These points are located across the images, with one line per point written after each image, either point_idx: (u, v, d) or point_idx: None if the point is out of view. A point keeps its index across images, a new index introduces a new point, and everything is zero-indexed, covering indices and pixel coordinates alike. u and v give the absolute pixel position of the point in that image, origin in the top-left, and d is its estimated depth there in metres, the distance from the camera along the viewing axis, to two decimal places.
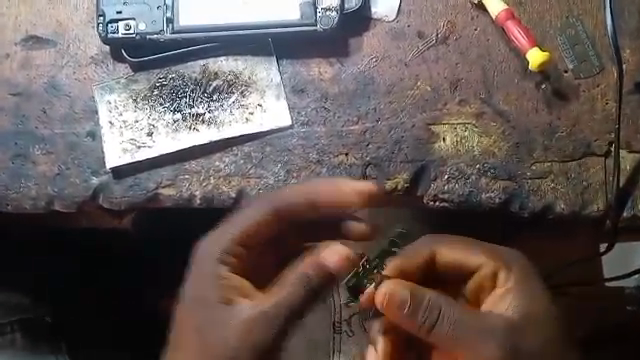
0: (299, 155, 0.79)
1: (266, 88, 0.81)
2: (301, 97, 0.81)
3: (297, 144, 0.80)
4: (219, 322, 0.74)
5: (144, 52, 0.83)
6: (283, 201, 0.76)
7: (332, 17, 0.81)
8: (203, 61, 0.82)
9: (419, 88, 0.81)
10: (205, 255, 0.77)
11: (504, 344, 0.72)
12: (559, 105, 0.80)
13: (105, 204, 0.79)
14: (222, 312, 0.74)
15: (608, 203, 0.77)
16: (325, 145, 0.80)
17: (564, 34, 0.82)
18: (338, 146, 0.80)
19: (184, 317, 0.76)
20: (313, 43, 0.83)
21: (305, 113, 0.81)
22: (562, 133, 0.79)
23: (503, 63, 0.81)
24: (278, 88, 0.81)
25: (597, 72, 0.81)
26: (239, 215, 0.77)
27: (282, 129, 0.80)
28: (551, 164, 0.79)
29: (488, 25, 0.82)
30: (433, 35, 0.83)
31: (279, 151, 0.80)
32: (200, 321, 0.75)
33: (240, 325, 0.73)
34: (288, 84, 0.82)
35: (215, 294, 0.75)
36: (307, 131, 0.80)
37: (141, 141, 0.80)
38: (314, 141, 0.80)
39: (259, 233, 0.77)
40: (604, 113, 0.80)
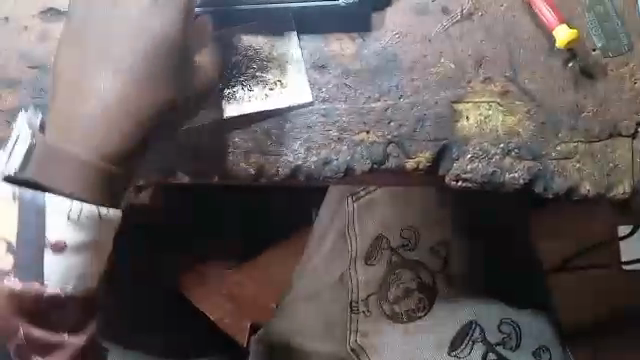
0: (320, 132, 0.79)
1: (286, 64, 0.80)
2: (321, 73, 0.80)
3: (318, 121, 0.79)
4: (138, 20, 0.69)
5: None
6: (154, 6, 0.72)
7: None
8: (217, 34, 0.79)
9: (443, 65, 0.79)
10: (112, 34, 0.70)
11: None
12: (586, 84, 0.78)
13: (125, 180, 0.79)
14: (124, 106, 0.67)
15: (634, 186, 0.78)
16: (346, 122, 0.78)
17: (592, 11, 0.79)
18: (359, 124, 0.78)
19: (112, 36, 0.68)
20: (333, 20, 0.81)
21: (326, 90, 0.79)
22: (589, 113, 0.77)
23: (529, 40, 0.79)
24: (299, 64, 0.80)
25: (625, 51, 0.78)
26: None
27: (302, 105, 0.79)
28: (576, 145, 0.78)
29: (514, 2, 0.80)
30: (458, 11, 0.80)
31: (299, 128, 0.79)
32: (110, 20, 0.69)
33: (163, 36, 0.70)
34: (308, 60, 0.80)
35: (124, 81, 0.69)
36: (328, 108, 0.79)
37: None
38: (335, 118, 0.79)
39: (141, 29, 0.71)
40: (632, 93, 0.78)
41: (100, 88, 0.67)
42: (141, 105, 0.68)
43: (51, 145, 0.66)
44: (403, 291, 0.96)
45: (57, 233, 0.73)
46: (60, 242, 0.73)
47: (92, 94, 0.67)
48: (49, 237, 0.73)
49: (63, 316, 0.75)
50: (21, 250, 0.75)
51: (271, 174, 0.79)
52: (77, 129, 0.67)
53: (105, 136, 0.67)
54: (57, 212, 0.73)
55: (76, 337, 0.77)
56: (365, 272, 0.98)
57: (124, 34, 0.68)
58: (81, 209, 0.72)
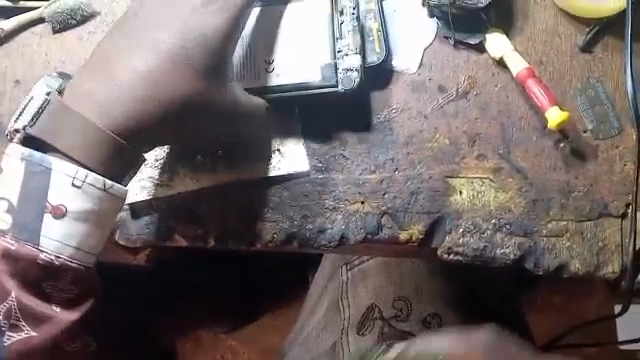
0: (316, 200, 0.80)
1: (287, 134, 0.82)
2: (321, 144, 0.82)
3: (314, 190, 0.81)
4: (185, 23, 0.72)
5: None
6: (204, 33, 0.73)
7: (353, 77, 0.80)
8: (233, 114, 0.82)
9: (438, 140, 0.81)
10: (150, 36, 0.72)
11: None
12: (577, 165, 0.80)
13: (123, 240, 0.82)
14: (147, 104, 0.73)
15: (623, 266, 0.78)
16: (341, 192, 0.80)
17: (584, 95, 0.82)
18: (355, 194, 0.80)
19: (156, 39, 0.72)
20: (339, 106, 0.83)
21: (323, 161, 0.81)
22: (579, 192, 0.79)
23: (521, 120, 0.81)
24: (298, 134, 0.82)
25: (615, 134, 0.81)
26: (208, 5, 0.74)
27: (299, 174, 0.81)
28: (567, 222, 0.79)
29: (508, 82, 0.82)
30: (454, 89, 0.83)
31: (295, 196, 0.81)
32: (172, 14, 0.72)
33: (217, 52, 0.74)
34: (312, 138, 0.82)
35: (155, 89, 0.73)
36: (324, 177, 0.81)
37: (159, 178, 0.82)
38: (331, 188, 0.81)
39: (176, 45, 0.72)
40: (622, 174, 0.80)
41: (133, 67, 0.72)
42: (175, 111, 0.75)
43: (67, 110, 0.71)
44: None
45: (59, 197, 0.70)
46: (61, 207, 0.70)
47: (131, 79, 0.72)
48: (50, 200, 0.70)
49: (58, 290, 0.72)
50: (22, 212, 0.70)
51: (265, 239, 0.80)
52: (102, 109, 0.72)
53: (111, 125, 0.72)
54: (62, 178, 0.70)
55: (68, 313, 0.73)
56: (355, 341, 0.99)
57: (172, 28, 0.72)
58: (87, 177, 0.70)
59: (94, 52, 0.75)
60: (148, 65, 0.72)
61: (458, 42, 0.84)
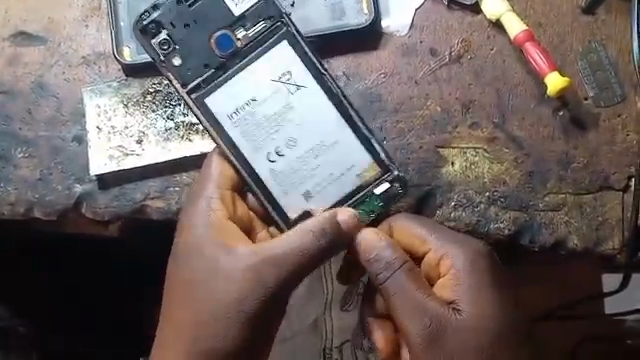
0: (284, 177, 0.69)
1: (240, 112, 0.69)
2: (268, 137, 0.69)
3: (282, 165, 0.69)
4: (207, 249, 0.70)
5: (143, 51, 0.76)
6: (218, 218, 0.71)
7: (281, 91, 0.69)
8: (235, 107, 0.69)
9: (429, 107, 0.76)
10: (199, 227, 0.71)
11: (428, 330, 0.67)
12: (577, 134, 0.75)
13: (89, 213, 0.75)
14: (200, 327, 0.70)
15: (624, 241, 0.73)
16: (292, 166, 0.69)
17: (585, 59, 0.76)
18: (313, 176, 0.69)
19: (189, 251, 0.71)
20: (311, 108, 0.69)
21: (261, 149, 0.69)
22: (578, 163, 0.74)
23: (519, 86, 0.76)
24: (239, 110, 0.69)
25: (618, 102, 0.75)
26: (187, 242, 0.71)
27: (260, 147, 0.69)
28: (565, 195, 0.74)
29: (505, 45, 0.77)
30: (446, 53, 0.77)
31: (291, 172, 0.69)
32: (204, 262, 0.70)
33: (236, 267, 0.69)
34: (267, 129, 0.69)
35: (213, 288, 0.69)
36: (277, 159, 0.69)
37: (129, 149, 0.75)
38: (287, 166, 0.69)
39: (221, 276, 0.69)
40: (624, 145, 0.75)
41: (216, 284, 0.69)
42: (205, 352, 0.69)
43: None
44: None
45: None
46: None
47: (188, 324, 0.70)
48: None
49: None
50: None
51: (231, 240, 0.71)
52: (193, 336, 0.70)
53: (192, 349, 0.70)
54: None
55: None
56: None
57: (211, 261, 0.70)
58: None
59: (190, 243, 0.71)
60: (196, 283, 0.70)
61: (453, 3, 0.78)
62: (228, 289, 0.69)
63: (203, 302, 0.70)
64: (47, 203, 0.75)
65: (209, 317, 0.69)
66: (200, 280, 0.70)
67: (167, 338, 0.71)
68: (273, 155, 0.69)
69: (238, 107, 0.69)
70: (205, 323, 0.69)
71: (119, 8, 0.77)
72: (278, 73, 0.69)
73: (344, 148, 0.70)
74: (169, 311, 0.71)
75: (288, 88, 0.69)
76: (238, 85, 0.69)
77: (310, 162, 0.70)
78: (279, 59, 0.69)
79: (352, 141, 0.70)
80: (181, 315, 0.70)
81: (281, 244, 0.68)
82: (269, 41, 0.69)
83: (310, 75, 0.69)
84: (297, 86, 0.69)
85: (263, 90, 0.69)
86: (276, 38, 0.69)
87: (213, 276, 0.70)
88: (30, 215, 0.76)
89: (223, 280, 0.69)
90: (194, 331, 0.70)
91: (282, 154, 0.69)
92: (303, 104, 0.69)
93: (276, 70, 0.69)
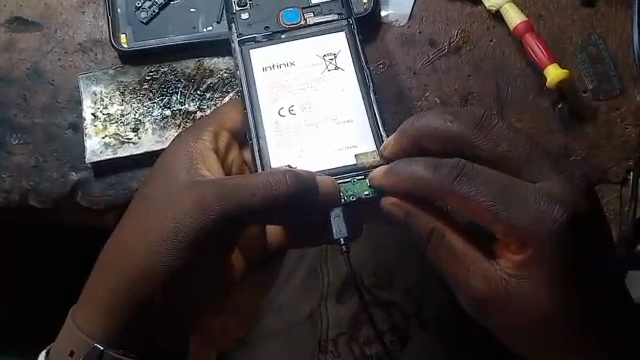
0: (286, 132, 0.70)
1: (268, 69, 0.72)
2: (283, 94, 0.71)
3: (287, 120, 0.70)
4: (171, 179, 0.66)
5: (144, 38, 0.77)
6: (194, 153, 0.68)
7: (319, 66, 0.73)
8: (266, 64, 0.72)
9: (427, 98, 0.75)
10: (172, 158, 0.68)
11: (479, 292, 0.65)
12: (575, 127, 0.74)
13: (85, 202, 0.74)
14: (128, 265, 0.65)
15: (623, 235, 0.72)
16: (297, 126, 0.70)
17: (584, 52, 0.76)
18: (313, 141, 0.70)
19: (155, 179, 0.67)
20: (341, 89, 0.72)
21: (275, 101, 0.71)
22: (577, 156, 0.73)
23: (518, 78, 0.76)
24: (270, 66, 0.72)
25: (617, 95, 0.75)
26: (160, 166, 0.68)
27: (272, 98, 0.71)
28: None
29: (504, 37, 0.77)
30: (445, 45, 0.77)
31: (294, 129, 0.70)
32: (163, 190, 0.66)
33: (188, 201, 0.64)
34: (287, 87, 0.72)
35: (158, 227, 0.65)
36: (284, 115, 0.70)
37: (125, 136, 0.74)
38: (292, 123, 0.70)
39: (168, 222, 0.64)
40: (622, 138, 0.74)
41: (164, 222, 0.64)
42: (126, 290, 0.65)
43: (72, 313, 0.69)
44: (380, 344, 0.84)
45: None
46: None
47: (121, 260, 0.66)
48: None
49: None
50: None
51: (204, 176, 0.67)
52: (124, 273, 0.65)
53: (114, 286, 0.66)
54: None
55: None
56: (335, 310, 0.78)
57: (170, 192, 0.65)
58: None
59: (158, 168, 0.68)
60: (144, 211, 0.66)
61: None
62: (165, 231, 0.64)
63: (143, 241, 0.65)
64: (41, 190, 0.74)
65: (143, 260, 0.65)
66: (149, 215, 0.65)
67: (100, 270, 0.67)
68: (285, 111, 0.70)
69: (275, 64, 0.72)
70: (136, 264, 0.65)
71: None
72: (325, 52, 0.73)
73: (356, 126, 0.70)
74: (123, 230, 0.67)
75: (327, 65, 0.72)
76: (287, 51, 0.73)
77: (312, 128, 0.70)
78: (334, 41, 0.74)
79: (365, 123, 0.70)
80: (131, 240, 0.66)
81: (225, 188, 0.63)
82: (331, 26, 0.74)
83: (353, 62, 0.73)
84: (336, 67, 0.72)
85: (306, 60, 0.73)
86: (337, 27, 0.74)
87: (161, 210, 0.65)
88: (24, 203, 0.74)
89: (175, 216, 0.64)
90: (135, 261, 0.65)
91: (292, 112, 0.70)
92: (330, 79, 0.72)
93: (325, 49, 0.73)
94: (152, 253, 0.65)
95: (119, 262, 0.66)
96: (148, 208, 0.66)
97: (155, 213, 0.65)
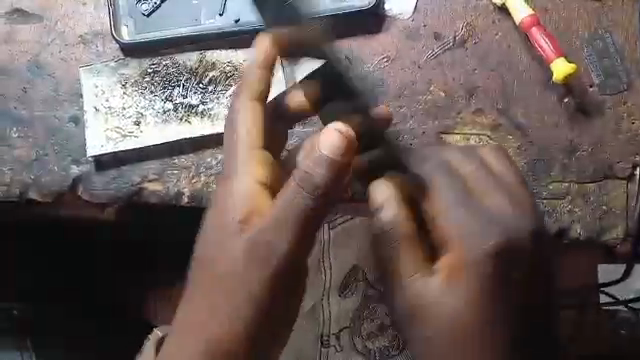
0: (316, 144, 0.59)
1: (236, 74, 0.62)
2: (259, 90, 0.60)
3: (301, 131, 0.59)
4: (222, 236, 0.62)
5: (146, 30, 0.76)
6: (233, 203, 0.62)
7: None
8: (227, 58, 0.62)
9: (432, 92, 0.75)
10: (221, 215, 0.63)
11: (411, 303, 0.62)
12: (581, 122, 0.73)
13: (86, 196, 0.73)
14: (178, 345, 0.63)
15: (628, 229, 0.71)
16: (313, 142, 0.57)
17: (591, 46, 0.75)
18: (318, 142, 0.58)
19: (215, 233, 0.63)
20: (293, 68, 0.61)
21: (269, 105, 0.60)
22: (583, 151, 0.73)
23: (524, 73, 0.75)
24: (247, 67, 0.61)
25: (624, 89, 0.74)
26: (219, 216, 0.63)
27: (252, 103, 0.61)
28: (569, 183, 0.72)
29: (510, 31, 0.76)
30: (450, 38, 0.76)
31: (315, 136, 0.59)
32: (222, 248, 0.62)
33: (221, 250, 0.62)
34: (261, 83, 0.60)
35: (202, 289, 0.62)
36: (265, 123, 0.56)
37: (127, 130, 0.74)
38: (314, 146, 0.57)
39: (211, 277, 0.62)
40: (629, 134, 0.73)
41: (206, 278, 0.63)
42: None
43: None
44: (378, 327, 0.79)
45: None
46: None
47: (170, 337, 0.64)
48: None
49: None
50: None
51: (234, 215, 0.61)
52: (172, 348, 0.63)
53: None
54: None
55: None
56: None
57: (221, 241, 0.62)
58: None
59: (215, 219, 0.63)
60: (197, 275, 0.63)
61: None
62: (213, 294, 0.62)
63: (191, 311, 0.63)
64: (41, 184, 0.73)
65: (191, 332, 0.62)
66: (217, 277, 0.62)
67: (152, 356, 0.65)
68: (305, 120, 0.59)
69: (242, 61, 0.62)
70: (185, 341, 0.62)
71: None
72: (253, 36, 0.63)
73: None
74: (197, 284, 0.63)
75: None
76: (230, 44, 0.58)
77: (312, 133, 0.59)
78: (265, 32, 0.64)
79: None
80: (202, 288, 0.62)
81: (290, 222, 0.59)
82: None
83: None
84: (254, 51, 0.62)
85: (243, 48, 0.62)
86: None
87: (221, 268, 0.62)
88: (24, 197, 0.73)
89: (241, 270, 0.61)
90: (237, 310, 0.61)
91: None
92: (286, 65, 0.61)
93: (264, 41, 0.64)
94: (194, 321, 0.62)
95: (186, 335, 0.63)
96: (207, 269, 0.63)
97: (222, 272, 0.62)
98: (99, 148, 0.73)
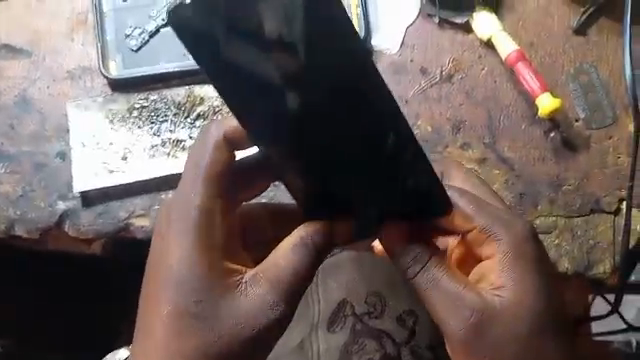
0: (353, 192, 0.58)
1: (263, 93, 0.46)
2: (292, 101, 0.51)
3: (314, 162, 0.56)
4: (176, 262, 0.62)
5: (134, 67, 0.76)
6: (187, 231, 0.63)
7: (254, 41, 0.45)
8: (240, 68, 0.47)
9: (419, 127, 0.76)
10: (173, 241, 0.63)
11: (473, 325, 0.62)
12: (567, 156, 0.74)
13: (72, 231, 0.73)
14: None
15: (616, 265, 0.71)
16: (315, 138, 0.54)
17: (576, 80, 0.76)
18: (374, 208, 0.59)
19: (168, 257, 0.63)
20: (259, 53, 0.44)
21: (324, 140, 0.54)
22: (569, 186, 0.73)
23: (509, 107, 0.75)
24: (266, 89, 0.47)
25: (610, 124, 0.74)
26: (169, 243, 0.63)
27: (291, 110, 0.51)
28: (556, 217, 0.73)
29: (496, 66, 0.76)
30: (437, 72, 0.77)
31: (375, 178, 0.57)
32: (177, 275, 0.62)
33: (178, 279, 0.62)
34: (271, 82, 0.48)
35: (161, 315, 0.63)
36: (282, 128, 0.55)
37: (114, 165, 0.74)
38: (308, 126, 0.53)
39: (166, 304, 0.62)
40: (615, 168, 0.73)
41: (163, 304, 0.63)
42: None
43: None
44: None
45: None
46: None
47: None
48: None
49: None
50: None
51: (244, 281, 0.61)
52: None
53: None
54: None
55: None
56: (324, 339, 0.77)
57: (178, 269, 0.62)
58: None
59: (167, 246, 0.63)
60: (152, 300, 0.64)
61: (444, 21, 0.78)
62: (171, 320, 0.62)
63: (152, 335, 0.63)
64: (27, 220, 0.73)
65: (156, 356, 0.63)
66: (177, 305, 0.62)
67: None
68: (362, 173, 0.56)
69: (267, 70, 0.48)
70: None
71: (107, 21, 0.78)
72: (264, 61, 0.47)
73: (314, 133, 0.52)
74: (149, 320, 0.64)
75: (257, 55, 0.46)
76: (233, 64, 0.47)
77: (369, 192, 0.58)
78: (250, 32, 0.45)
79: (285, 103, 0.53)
80: (156, 322, 0.63)
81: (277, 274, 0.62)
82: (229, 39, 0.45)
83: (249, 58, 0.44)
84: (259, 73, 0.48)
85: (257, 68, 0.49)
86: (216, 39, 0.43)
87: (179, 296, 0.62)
88: (10, 233, 0.73)
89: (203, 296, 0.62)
90: (204, 338, 0.62)
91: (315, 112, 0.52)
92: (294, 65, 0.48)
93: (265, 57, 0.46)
94: (159, 348, 0.63)
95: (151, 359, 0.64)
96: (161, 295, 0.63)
97: (182, 301, 0.62)
98: (85, 183, 0.73)
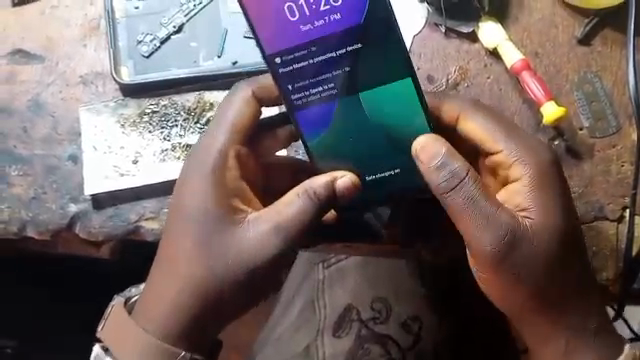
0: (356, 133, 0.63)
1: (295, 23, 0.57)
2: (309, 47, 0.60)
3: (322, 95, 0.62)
4: (194, 203, 0.67)
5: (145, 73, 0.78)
6: (204, 177, 0.67)
7: None
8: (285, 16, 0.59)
9: None
10: (190, 187, 0.67)
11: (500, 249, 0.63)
12: (571, 163, 0.75)
13: (83, 233, 0.74)
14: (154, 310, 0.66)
15: (618, 271, 0.72)
16: None
17: (580, 90, 0.77)
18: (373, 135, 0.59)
19: (185, 201, 0.67)
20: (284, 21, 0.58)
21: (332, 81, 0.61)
22: (573, 193, 0.74)
23: (514, 115, 0.76)
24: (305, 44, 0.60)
25: (613, 133, 0.75)
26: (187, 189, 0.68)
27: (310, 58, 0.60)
28: None
29: (501, 74, 0.78)
30: (443, 80, 0.78)
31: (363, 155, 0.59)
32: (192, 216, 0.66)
33: (192, 218, 0.66)
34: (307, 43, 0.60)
35: (173, 256, 0.66)
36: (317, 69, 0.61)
37: (124, 168, 0.75)
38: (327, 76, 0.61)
39: (179, 245, 0.66)
40: (619, 176, 0.74)
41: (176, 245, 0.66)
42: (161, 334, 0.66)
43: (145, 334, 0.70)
44: None
45: None
46: None
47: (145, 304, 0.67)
48: None
49: None
50: None
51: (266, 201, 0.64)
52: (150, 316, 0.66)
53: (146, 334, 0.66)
54: None
55: None
56: (331, 344, 0.76)
57: (192, 212, 0.66)
58: None
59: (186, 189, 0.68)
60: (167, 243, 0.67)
61: (450, 30, 0.79)
62: (184, 260, 0.66)
63: (163, 275, 0.67)
64: (39, 221, 0.74)
65: (166, 295, 0.66)
66: (189, 246, 0.66)
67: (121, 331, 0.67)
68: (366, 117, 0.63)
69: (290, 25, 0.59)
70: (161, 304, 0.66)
71: (119, 29, 0.79)
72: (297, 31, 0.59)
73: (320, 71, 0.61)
74: (161, 264, 0.67)
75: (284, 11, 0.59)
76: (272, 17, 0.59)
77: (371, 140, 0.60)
78: None
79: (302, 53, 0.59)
80: (169, 264, 0.66)
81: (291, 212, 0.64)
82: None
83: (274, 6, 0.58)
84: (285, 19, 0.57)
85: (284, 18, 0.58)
86: None
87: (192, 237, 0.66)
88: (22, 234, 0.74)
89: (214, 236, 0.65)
90: (212, 276, 0.65)
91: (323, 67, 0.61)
92: None
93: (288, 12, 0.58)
94: (169, 286, 0.66)
95: (160, 300, 0.66)
96: (175, 239, 0.67)
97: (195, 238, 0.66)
98: (96, 185, 0.74)
